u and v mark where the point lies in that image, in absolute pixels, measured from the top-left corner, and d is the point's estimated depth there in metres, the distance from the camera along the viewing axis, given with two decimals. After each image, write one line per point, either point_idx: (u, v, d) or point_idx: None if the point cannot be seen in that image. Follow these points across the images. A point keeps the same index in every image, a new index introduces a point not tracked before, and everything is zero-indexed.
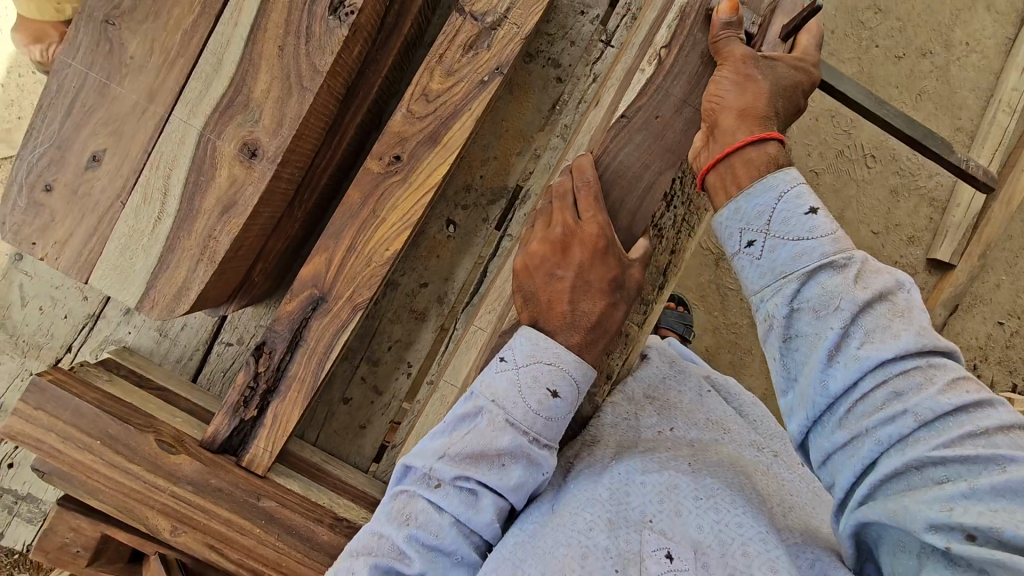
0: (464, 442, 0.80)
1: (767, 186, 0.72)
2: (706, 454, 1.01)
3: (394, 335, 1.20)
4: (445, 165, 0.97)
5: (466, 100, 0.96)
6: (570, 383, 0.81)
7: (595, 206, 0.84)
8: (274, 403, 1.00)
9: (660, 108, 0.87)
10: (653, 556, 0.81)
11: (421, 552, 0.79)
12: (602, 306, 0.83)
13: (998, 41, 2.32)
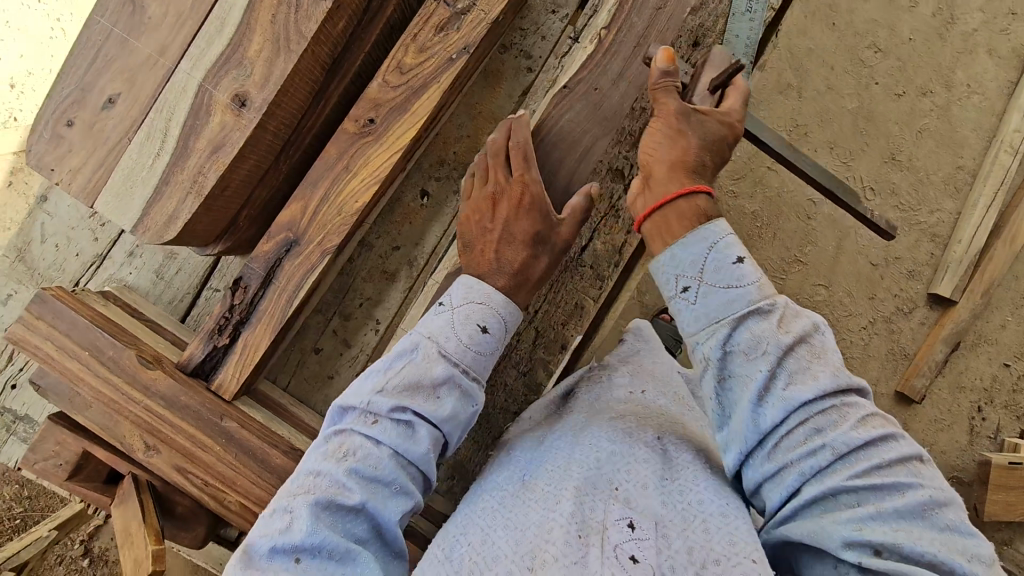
0: (403, 375, 0.87)
1: (695, 237, 0.88)
2: (673, 433, 1.06)
3: (365, 292, 1.30)
4: (414, 130, 1.09)
5: (436, 74, 1.08)
6: (498, 320, 0.92)
7: (525, 166, 0.94)
8: (245, 333, 1.11)
9: (598, 82, 0.99)
10: (616, 525, 0.86)
11: (362, 484, 0.82)
12: (524, 256, 0.95)
13: (1000, 85, 2.67)
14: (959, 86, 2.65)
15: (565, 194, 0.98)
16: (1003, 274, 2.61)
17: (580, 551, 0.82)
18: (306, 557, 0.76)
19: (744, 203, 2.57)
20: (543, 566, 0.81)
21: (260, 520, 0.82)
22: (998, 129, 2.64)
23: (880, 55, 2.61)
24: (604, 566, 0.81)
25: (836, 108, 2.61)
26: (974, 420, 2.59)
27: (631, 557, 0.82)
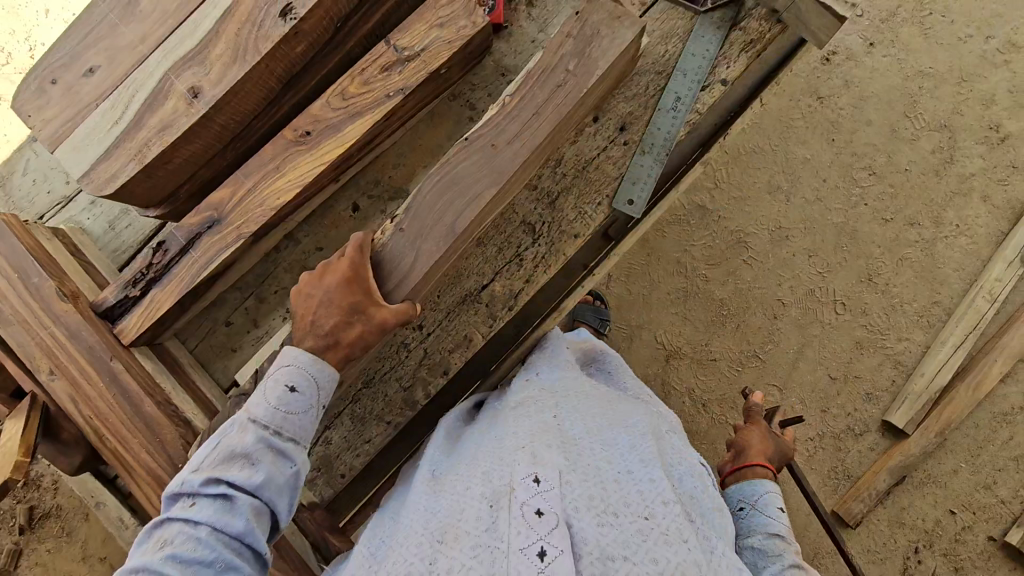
0: (213, 456, 0.90)
1: (757, 483, 1.24)
2: (565, 405, 1.09)
3: (282, 281, 1.44)
4: (341, 151, 1.24)
5: (372, 106, 1.23)
6: (305, 377, 0.98)
7: (355, 253, 1.07)
8: (154, 291, 1.24)
9: (496, 139, 1.13)
10: (523, 483, 0.88)
11: (181, 567, 0.81)
12: (337, 322, 1.02)
13: (990, 232, 2.67)
14: (948, 224, 2.66)
15: (450, 229, 1.12)
16: (963, 420, 2.57)
17: (489, 520, 0.86)
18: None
19: (713, 289, 2.63)
20: (454, 541, 0.85)
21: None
22: (981, 274, 2.62)
23: (874, 178, 2.67)
24: (512, 526, 0.83)
25: (822, 219, 2.66)
26: (908, 560, 2.53)
27: (538, 511, 0.84)
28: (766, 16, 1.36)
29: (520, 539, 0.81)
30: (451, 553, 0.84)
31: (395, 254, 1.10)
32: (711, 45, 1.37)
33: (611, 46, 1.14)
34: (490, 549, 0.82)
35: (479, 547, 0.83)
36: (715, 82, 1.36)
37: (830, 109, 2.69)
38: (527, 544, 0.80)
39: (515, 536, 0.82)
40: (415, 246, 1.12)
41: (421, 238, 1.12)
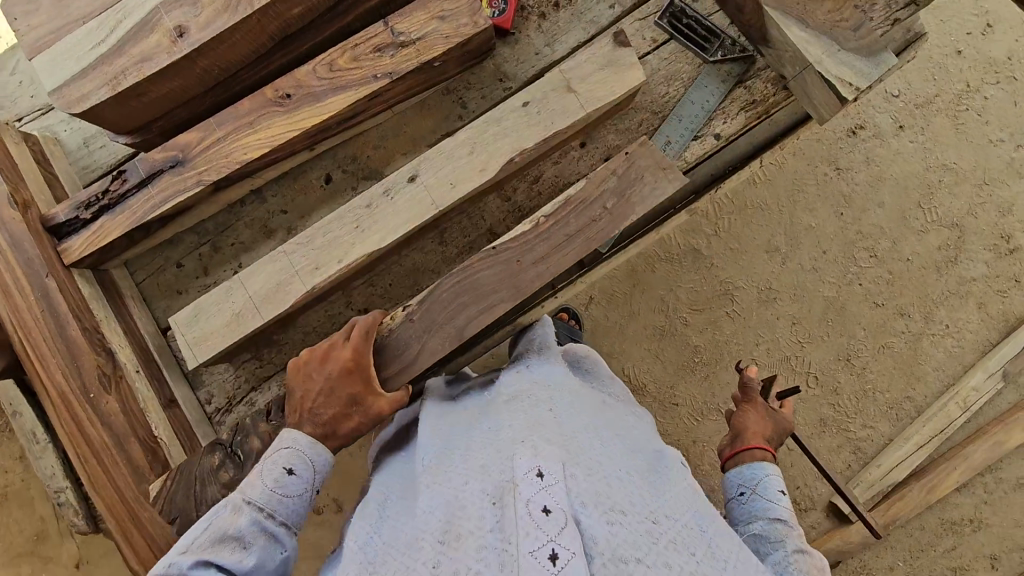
0: (205, 537, 0.93)
1: (757, 466, 1.13)
2: (559, 395, 1.00)
3: (240, 236, 1.43)
4: (316, 121, 1.24)
5: (356, 83, 1.23)
6: (304, 461, 1.01)
7: (358, 343, 1.08)
8: (104, 217, 1.25)
9: (523, 256, 1.13)
10: (526, 478, 0.79)
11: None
12: (335, 411, 1.04)
13: (978, 340, 2.62)
14: (937, 322, 2.62)
15: (460, 332, 1.12)
16: (908, 520, 2.52)
17: (494, 519, 0.78)
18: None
19: (691, 335, 2.60)
20: (458, 541, 0.77)
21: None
22: (959, 379, 2.58)
23: (873, 261, 2.62)
24: (519, 526, 0.74)
25: (813, 290, 2.62)
26: None
27: (544, 508, 0.75)
28: (773, 79, 1.33)
29: (529, 540, 0.72)
30: (456, 557, 0.76)
31: (400, 347, 1.11)
32: (713, 96, 1.34)
33: (651, 195, 1.13)
34: (497, 552, 0.74)
35: (486, 551, 0.75)
36: (708, 131, 1.32)
37: (845, 182, 2.64)
38: (537, 546, 0.72)
39: (523, 536, 0.73)
40: (422, 341, 1.12)
41: (429, 333, 1.12)
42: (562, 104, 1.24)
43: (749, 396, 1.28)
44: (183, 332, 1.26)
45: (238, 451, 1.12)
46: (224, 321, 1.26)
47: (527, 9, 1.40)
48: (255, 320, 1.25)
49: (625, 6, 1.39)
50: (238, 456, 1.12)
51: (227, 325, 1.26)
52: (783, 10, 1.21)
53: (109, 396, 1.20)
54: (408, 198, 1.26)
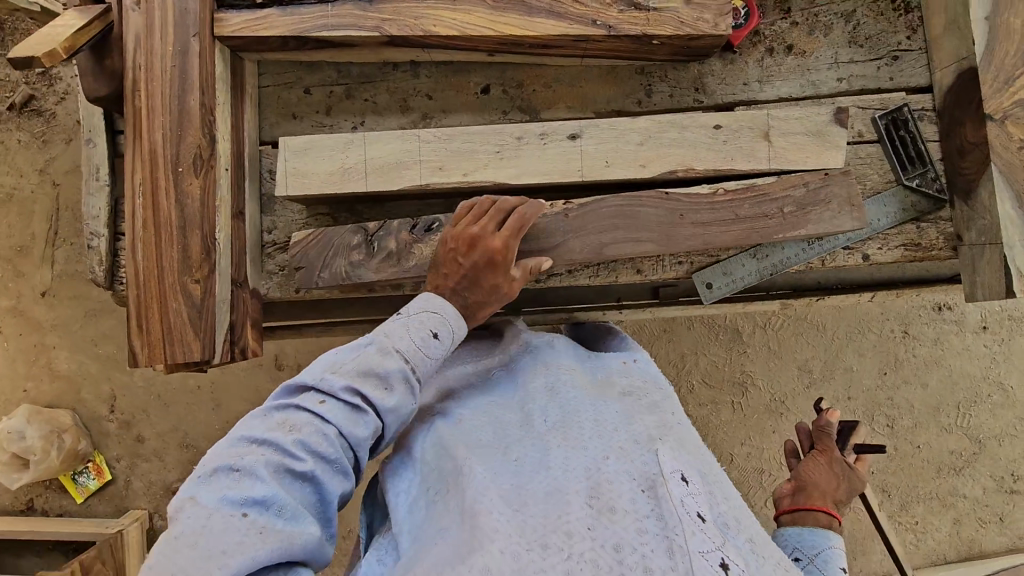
0: (350, 364, 0.90)
1: (819, 534, 1.13)
2: (668, 400, 1.10)
3: (376, 96, 1.37)
4: (515, 32, 1.17)
5: (574, 18, 1.16)
6: (448, 331, 1.00)
7: (512, 235, 1.09)
8: (272, 10, 1.19)
9: (687, 212, 1.18)
10: (674, 479, 0.89)
11: (311, 455, 0.83)
12: (477, 298, 1.06)
13: (934, 551, 2.61)
14: (909, 516, 2.60)
15: (600, 248, 1.19)
16: None
17: (649, 507, 0.84)
18: (254, 512, 0.77)
19: (690, 403, 2.58)
20: (613, 514, 0.83)
21: (193, 484, 0.79)
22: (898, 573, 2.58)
23: (887, 431, 2.59)
24: (683, 524, 0.82)
25: None
26: None
27: (697, 513, 0.85)
28: (947, 232, 1.28)
29: (697, 541, 0.81)
30: (614, 530, 0.82)
31: (546, 233, 1.19)
32: (885, 220, 1.29)
33: (828, 223, 1.17)
34: (659, 539, 0.81)
35: (647, 534, 0.81)
36: (860, 250, 1.30)
37: (906, 349, 2.59)
38: (706, 549, 0.80)
39: (689, 535, 0.81)
40: (565, 240, 1.20)
41: (573, 236, 1.20)
42: (750, 148, 1.18)
43: (825, 447, 1.31)
44: (287, 159, 1.23)
45: (377, 242, 1.22)
46: (330, 170, 1.23)
47: (759, 36, 1.32)
48: (358, 183, 1.22)
49: (852, 86, 1.31)
50: (374, 247, 1.22)
51: (331, 175, 1.23)
52: (1001, 171, 1.22)
53: (195, 179, 1.17)
54: (559, 152, 1.20)
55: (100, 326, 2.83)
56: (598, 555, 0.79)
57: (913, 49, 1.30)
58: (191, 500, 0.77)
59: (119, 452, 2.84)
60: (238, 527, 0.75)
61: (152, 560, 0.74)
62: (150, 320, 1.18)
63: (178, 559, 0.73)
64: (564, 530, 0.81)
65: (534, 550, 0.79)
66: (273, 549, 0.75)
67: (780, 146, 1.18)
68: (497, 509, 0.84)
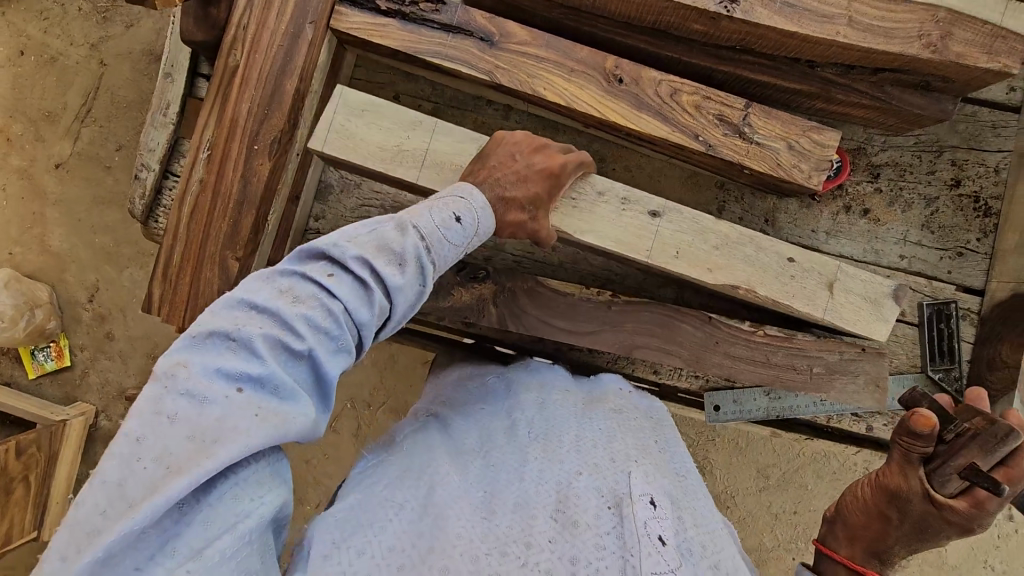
0: (366, 236, 0.82)
1: None
2: (657, 427, 1.12)
3: (461, 125, 1.36)
4: (619, 120, 1.17)
5: (679, 125, 1.17)
6: (472, 218, 0.93)
7: (572, 162, 1.11)
8: (392, 20, 1.17)
9: (724, 341, 1.22)
10: (641, 501, 0.88)
11: (312, 330, 0.75)
12: (518, 193, 1.04)
13: None
14: None
15: (632, 347, 1.21)
16: None
17: (611, 524, 0.85)
18: (249, 387, 0.71)
19: None
20: (575, 528, 0.83)
21: (181, 349, 0.72)
22: None
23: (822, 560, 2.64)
24: (640, 545, 0.83)
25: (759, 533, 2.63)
26: None
27: (660, 536, 0.85)
28: None
29: (652, 562, 0.81)
30: (574, 544, 0.82)
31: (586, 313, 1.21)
32: (902, 404, 1.32)
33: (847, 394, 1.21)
34: (614, 558, 0.81)
35: (604, 551, 0.82)
36: (867, 419, 1.37)
37: None
38: (659, 570, 0.81)
39: (645, 557, 0.81)
40: (601, 328, 1.22)
41: (610, 326, 1.22)
42: (812, 290, 1.19)
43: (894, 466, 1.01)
44: (342, 113, 1.16)
45: None
46: (383, 151, 1.16)
47: (842, 191, 1.34)
48: (410, 172, 1.15)
49: (910, 267, 1.33)
50: None
51: (381, 157, 1.16)
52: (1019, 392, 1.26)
53: (265, 161, 1.15)
54: (626, 223, 1.18)
55: (105, 216, 2.77)
56: (554, 566, 0.79)
57: (979, 251, 1.32)
58: (183, 364, 0.70)
59: (85, 342, 2.80)
60: (230, 398, 0.69)
61: (137, 426, 0.67)
62: (180, 279, 1.17)
63: (174, 429, 0.67)
64: (526, 542, 0.81)
65: (491, 556, 0.78)
66: (272, 423, 0.70)
67: (838, 301, 1.19)
68: (463, 515, 0.83)
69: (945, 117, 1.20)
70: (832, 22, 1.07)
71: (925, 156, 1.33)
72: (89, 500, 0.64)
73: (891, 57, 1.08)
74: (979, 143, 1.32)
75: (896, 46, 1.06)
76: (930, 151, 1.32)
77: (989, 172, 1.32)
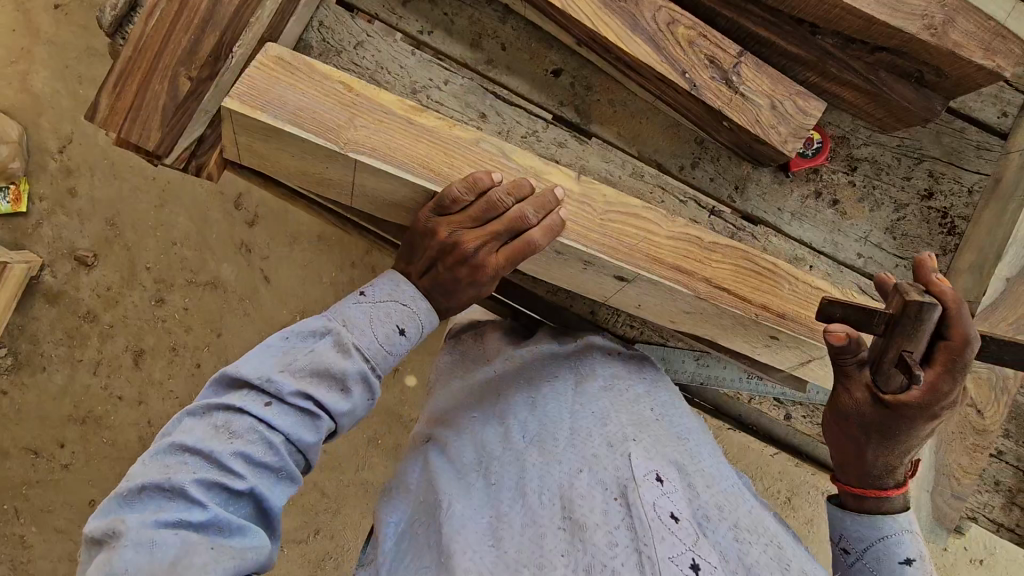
0: (302, 361, 0.86)
1: (863, 526, 1.01)
2: (657, 393, 1.09)
3: (457, 18, 1.32)
4: (612, 36, 1.13)
5: (669, 57, 1.14)
6: (417, 326, 0.94)
7: (506, 262, 0.93)
8: None
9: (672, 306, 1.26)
10: (646, 480, 0.87)
11: (251, 468, 0.80)
12: (445, 299, 0.96)
13: None
14: None
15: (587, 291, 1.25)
16: None
17: (620, 517, 0.84)
18: (191, 529, 0.74)
19: None
20: (583, 532, 0.82)
21: (121, 507, 0.76)
22: None
23: None
24: (652, 529, 0.82)
25: None
26: None
27: (672, 514, 0.84)
28: None
29: (667, 546, 0.81)
30: (589, 551, 0.81)
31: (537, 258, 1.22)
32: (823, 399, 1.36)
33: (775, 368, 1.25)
34: (628, 552, 0.81)
35: (618, 547, 0.81)
36: (788, 409, 1.40)
37: None
38: (676, 553, 0.81)
39: (660, 540, 0.81)
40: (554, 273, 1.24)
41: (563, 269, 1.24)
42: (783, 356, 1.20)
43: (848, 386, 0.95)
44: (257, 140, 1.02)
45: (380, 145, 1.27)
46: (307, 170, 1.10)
47: (816, 175, 1.31)
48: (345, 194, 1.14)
49: (865, 268, 1.32)
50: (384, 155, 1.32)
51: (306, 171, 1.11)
52: None
53: None
54: (591, 278, 1.12)
55: (93, 69, 2.68)
56: None
57: (934, 267, 1.31)
58: (118, 520, 0.74)
59: (46, 193, 2.69)
60: (178, 541, 0.73)
61: None
62: (125, 85, 1.11)
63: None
64: (538, 563, 0.81)
65: None
66: (223, 562, 0.74)
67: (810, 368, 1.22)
68: (471, 553, 0.83)
69: (931, 116, 1.19)
70: None
71: (905, 161, 1.31)
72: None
73: (891, 32, 1.08)
74: (959, 159, 1.31)
75: (898, 19, 1.06)
76: (911, 157, 1.31)
77: (963, 191, 1.31)
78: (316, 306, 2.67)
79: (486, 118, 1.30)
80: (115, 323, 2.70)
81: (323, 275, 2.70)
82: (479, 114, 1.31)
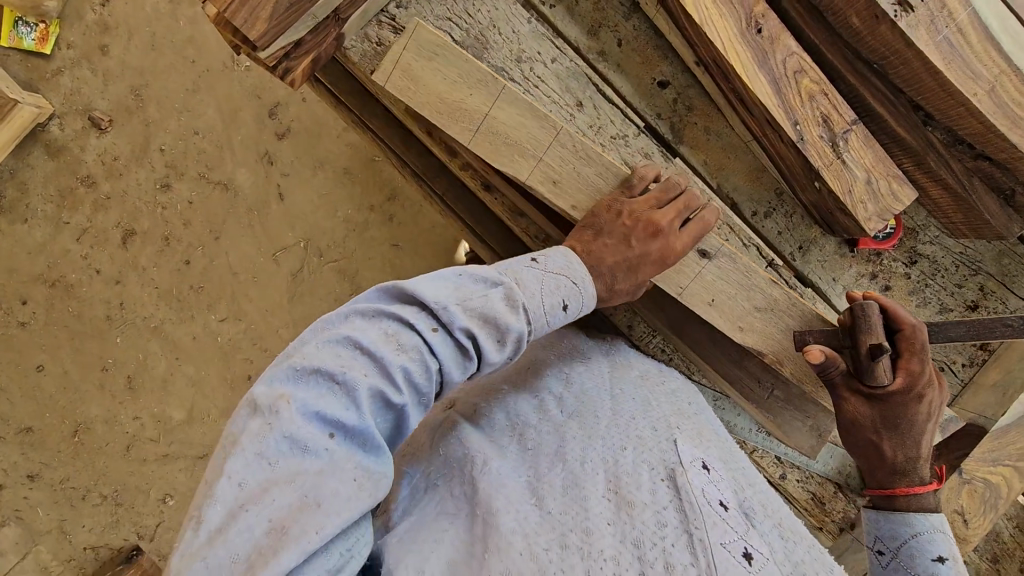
0: (476, 302, 0.85)
1: (896, 520, 1.03)
2: (695, 397, 1.11)
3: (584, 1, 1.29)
4: (740, 67, 1.10)
5: (787, 103, 1.12)
6: (576, 304, 0.94)
7: (688, 243, 1.05)
8: None
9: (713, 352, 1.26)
10: (693, 466, 0.88)
11: (406, 387, 0.81)
12: (627, 278, 1.01)
13: None
14: None
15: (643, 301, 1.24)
16: None
17: (668, 499, 0.83)
18: (342, 437, 0.76)
19: None
20: (632, 507, 0.82)
21: (287, 380, 0.77)
22: None
23: None
24: (705, 516, 0.81)
25: None
26: None
27: (721, 501, 0.85)
28: (847, 515, 1.45)
29: (719, 533, 0.80)
30: (635, 525, 0.81)
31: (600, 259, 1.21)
32: (820, 468, 1.47)
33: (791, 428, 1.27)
34: (677, 533, 0.80)
35: (666, 528, 0.80)
36: (785, 470, 1.46)
37: None
38: (726, 540, 0.80)
39: (712, 526, 0.80)
40: None
41: None
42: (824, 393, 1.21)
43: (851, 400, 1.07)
44: (407, 50, 1.04)
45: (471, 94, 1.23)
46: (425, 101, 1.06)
47: (876, 257, 1.34)
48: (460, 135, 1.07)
49: None
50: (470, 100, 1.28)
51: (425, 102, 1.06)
52: None
53: None
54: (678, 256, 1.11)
55: None
56: (619, 553, 0.78)
57: (959, 375, 1.30)
58: (283, 400, 0.74)
59: (74, 41, 2.50)
60: (326, 450, 0.75)
61: (242, 470, 0.72)
62: None
63: (276, 471, 0.72)
64: (585, 528, 0.80)
65: (551, 552, 0.78)
66: (360, 485, 0.75)
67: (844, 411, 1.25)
68: (512, 509, 0.83)
69: (1005, 234, 1.23)
70: (975, 82, 1.05)
71: (962, 269, 1.35)
72: (204, 548, 0.69)
73: (1003, 145, 1.09)
74: (1012, 282, 1.34)
75: (1017, 134, 1.07)
76: (968, 267, 1.35)
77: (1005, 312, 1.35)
78: (324, 237, 2.61)
79: (581, 108, 1.25)
80: (112, 195, 2.55)
81: (340, 210, 2.63)
82: (576, 102, 1.25)
